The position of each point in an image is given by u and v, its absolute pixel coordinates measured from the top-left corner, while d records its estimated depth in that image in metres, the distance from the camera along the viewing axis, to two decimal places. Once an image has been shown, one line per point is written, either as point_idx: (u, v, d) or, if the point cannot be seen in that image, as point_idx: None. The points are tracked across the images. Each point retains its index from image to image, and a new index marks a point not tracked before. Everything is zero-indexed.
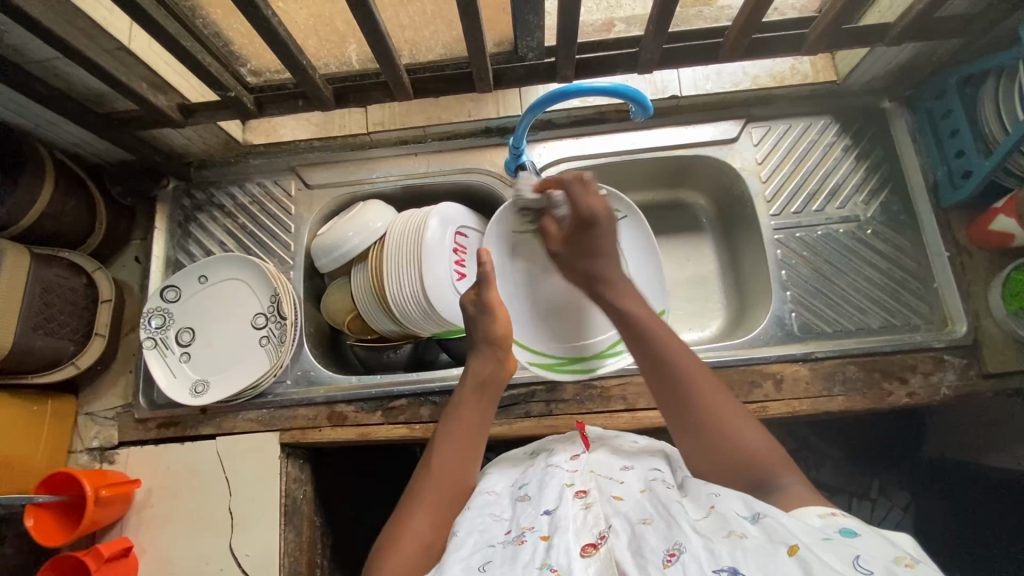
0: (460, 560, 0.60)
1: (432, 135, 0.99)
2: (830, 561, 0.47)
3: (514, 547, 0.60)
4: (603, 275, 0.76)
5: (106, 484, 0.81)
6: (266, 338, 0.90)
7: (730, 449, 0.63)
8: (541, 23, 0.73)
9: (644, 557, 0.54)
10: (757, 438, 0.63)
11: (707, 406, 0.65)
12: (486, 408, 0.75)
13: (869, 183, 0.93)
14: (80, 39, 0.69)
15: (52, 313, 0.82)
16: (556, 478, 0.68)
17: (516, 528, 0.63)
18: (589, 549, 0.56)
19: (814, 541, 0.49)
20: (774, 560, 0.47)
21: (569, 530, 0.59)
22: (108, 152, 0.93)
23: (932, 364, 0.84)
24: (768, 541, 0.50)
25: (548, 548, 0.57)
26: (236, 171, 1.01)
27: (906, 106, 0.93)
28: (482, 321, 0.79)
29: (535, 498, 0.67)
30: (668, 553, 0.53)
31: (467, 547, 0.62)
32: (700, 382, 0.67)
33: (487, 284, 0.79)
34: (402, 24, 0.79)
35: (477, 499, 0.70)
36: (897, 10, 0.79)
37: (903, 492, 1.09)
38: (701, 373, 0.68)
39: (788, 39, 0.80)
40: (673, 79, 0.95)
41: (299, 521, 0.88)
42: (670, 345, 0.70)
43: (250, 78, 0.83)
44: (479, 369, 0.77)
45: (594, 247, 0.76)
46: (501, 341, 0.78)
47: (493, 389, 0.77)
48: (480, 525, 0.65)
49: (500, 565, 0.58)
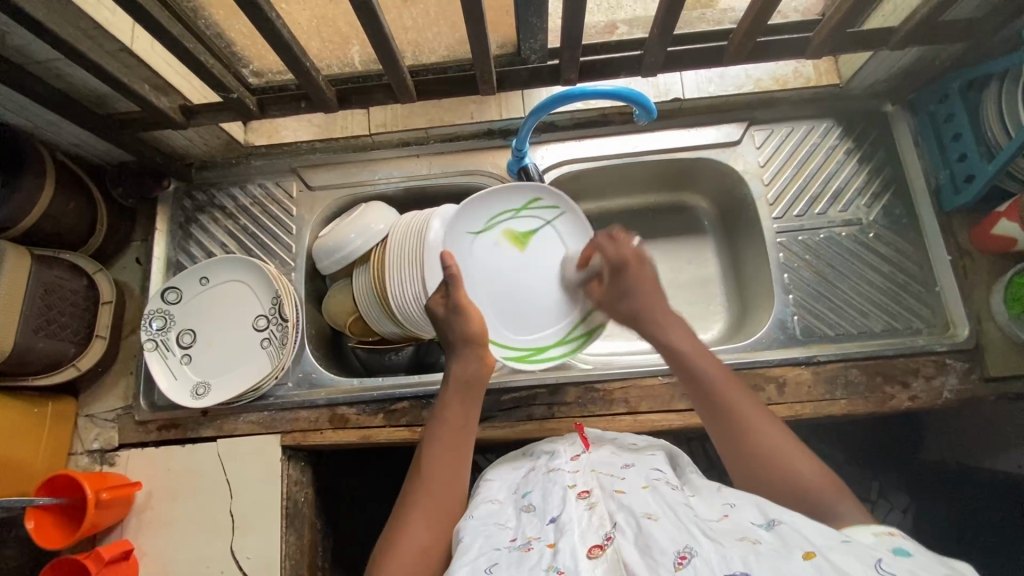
0: (466, 564, 0.59)
1: (434, 137, 0.99)
2: (849, 566, 0.46)
3: (521, 553, 0.59)
4: (641, 308, 0.77)
5: (107, 487, 0.81)
6: (268, 340, 0.90)
7: (760, 450, 0.65)
8: (545, 25, 0.73)
9: (654, 559, 0.52)
10: (788, 441, 0.65)
11: (740, 414, 0.67)
12: (470, 407, 0.75)
13: (872, 186, 0.93)
14: (83, 40, 0.69)
15: (53, 315, 0.82)
16: (557, 484, 0.68)
17: (522, 537, 0.63)
18: (596, 550, 0.56)
19: (832, 546, 0.49)
20: (789, 564, 0.47)
21: (574, 533, 0.59)
22: (109, 153, 0.93)
23: (934, 368, 0.84)
24: (784, 546, 0.50)
25: (554, 553, 0.57)
26: (238, 172, 1.01)
27: (908, 110, 0.94)
28: (455, 322, 0.78)
29: (540, 508, 0.67)
30: (678, 555, 0.51)
31: (473, 551, 0.61)
32: (734, 391, 0.69)
33: (453, 284, 0.79)
34: (406, 26, 0.79)
35: (482, 508, 0.70)
36: (901, 14, 0.79)
37: (902, 493, 1.11)
38: (734, 384, 0.69)
39: (791, 42, 0.80)
40: (675, 82, 0.95)
41: (300, 524, 0.88)
42: (706, 363, 0.71)
43: (252, 79, 0.83)
44: (461, 370, 0.77)
45: (627, 284, 0.79)
46: (477, 339, 0.77)
47: (476, 388, 0.76)
48: (485, 531, 0.65)
49: (507, 569, 0.57)
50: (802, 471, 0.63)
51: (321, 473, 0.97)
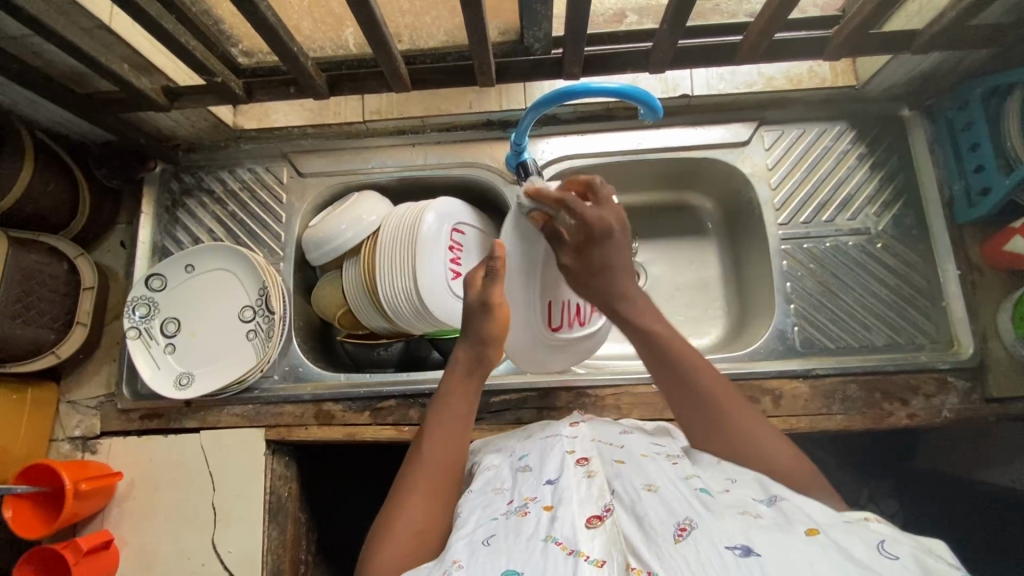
0: (463, 536, 0.54)
1: (431, 126, 0.96)
2: (855, 548, 0.43)
3: (516, 518, 0.54)
4: (616, 286, 0.72)
5: (87, 478, 0.79)
6: (254, 331, 0.87)
7: (705, 402, 0.64)
8: (549, 13, 0.69)
9: (652, 530, 0.48)
10: (743, 411, 0.63)
11: (708, 383, 0.64)
12: (474, 397, 0.71)
13: (884, 194, 0.90)
14: (57, 18, 0.65)
15: (30, 300, 0.79)
16: (557, 448, 0.64)
17: (518, 499, 0.58)
18: (594, 521, 0.51)
19: (834, 525, 0.47)
20: (791, 537, 0.44)
21: (573, 502, 0.53)
22: (93, 133, 0.89)
23: (935, 387, 0.82)
24: (786, 520, 0.47)
25: (551, 519, 0.52)
26: (227, 156, 0.97)
27: (927, 116, 0.90)
28: (479, 317, 0.72)
29: (537, 468, 0.62)
30: (678, 527, 0.47)
31: (470, 524, 0.56)
32: (690, 358, 0.66)
33: (497, 280, 0.74)
34: (403, 9, 0.74)
35: (481, 478, 0.65)
36: (926, 16, 0.75)
37: (891, 499, 1.03)
38: (697, 357, 0.66)
39: (810, 40, 0.76)
40: (684, 77, 0.91)
41: (282, 520, 0.87)
42: (672, 340, 0.67)
43: (242, 59, 0.79)
44: (465, 359, 0.73)
45: (605, 257, 0.72)
46: (496, 337, 0.73)
47: (481, 378, 0.73)
48: (483, 502, 0.60)
49: (504, 539, 0.51)
50: (747, 434, 0.62)
51: (306, 466, 0.96)
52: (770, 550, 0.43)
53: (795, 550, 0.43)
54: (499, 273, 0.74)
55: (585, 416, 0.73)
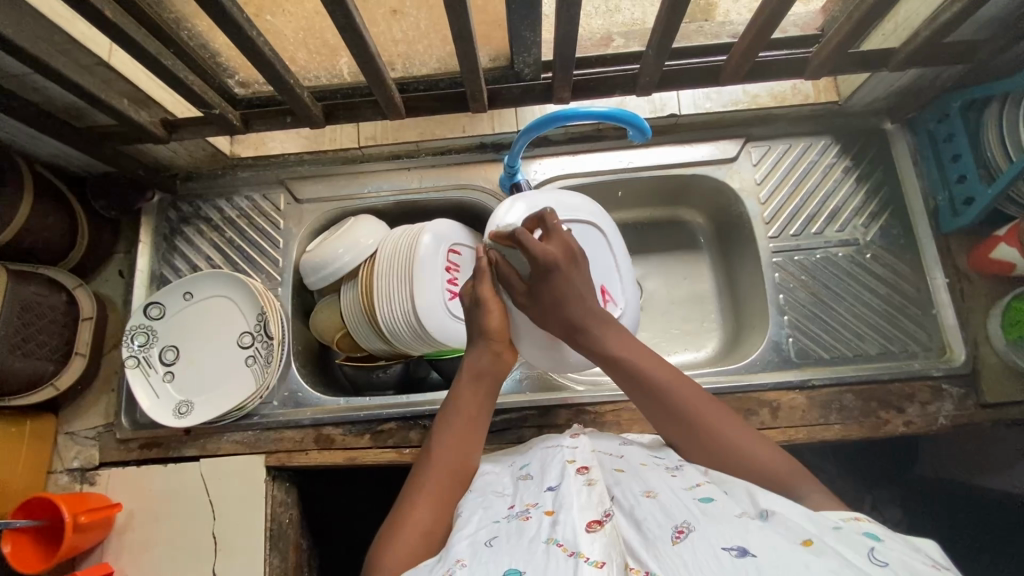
0: (463, 538, 0.53)
1: (425, 150, 0.98)
2: (844, 555, 0.43)
3: (519, 523, 0.54)
4: (580, 317, 0.67)
5: (86, 510, 0.78)
6: (253, 357, 0.88)
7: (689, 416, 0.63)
8: (538, 39, 0.70)
9: (651, 533, 0.48)
10: (718, 412, 0.64)
11: (691, 402, 0.64)
12: (486, 401, 0.70)
13: (870, 206, 0.92)
14: (56, 56, 0.67)
15: (30, 332, 0.80)
16: (558, 457, 0.63)
17: (520, 504, 0.58)
18: (594, 526, 0.50)
19: (829, 535, 0.46)
20: (783, 541, 0.44)
21: (573, 508, 0.53)
22: (91, 165, 0.91)
23: (930, 394, 0.83)
24: (779, 530, 0.46)
25: (553, 523, 0.52)
26: (224, 184, 0.98)
27: (908, 129, 0.92)
28: (476, 316, 0.72)
29: (538, 477, 0.61)
30: (675, 530, 0.47)
31: (471, 525, 0.55)
32: (664, 372, 0.65)
33: (480, 279, 0.72)
34: (396, 39, 0.76)
35: (481, 483, 0.64)
36: (902, 34, 0.77)
37: (895, 507, 1.03)
38: (666, 366, 0.66)
39: (790, 61, 0.78)
40: (672, 97, 0.93)
41: (284, 546, 0.86)
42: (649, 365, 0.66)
43: (238, 89, 0.81)
44: (473, 363, 0.70)
45: (557, 292, 0.67)
46: (496, 335, 0.71)
47: (491, 383, 0.70)
48: (483, 504, 0.59)
49: (507, 540, 0.51)
50: (730, 436, 0.62)
51: (305, 492, 0.95)
52: (763, 550, 0.43)
53: (786, 553, 0.43)
54: (482, 273, 0.72)
55: (581, 428, 0.73)
